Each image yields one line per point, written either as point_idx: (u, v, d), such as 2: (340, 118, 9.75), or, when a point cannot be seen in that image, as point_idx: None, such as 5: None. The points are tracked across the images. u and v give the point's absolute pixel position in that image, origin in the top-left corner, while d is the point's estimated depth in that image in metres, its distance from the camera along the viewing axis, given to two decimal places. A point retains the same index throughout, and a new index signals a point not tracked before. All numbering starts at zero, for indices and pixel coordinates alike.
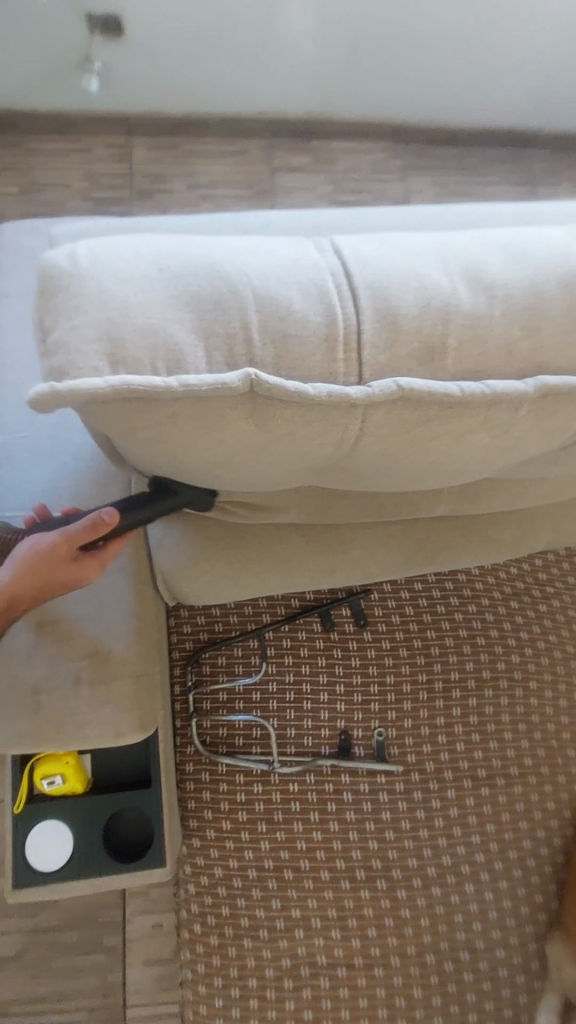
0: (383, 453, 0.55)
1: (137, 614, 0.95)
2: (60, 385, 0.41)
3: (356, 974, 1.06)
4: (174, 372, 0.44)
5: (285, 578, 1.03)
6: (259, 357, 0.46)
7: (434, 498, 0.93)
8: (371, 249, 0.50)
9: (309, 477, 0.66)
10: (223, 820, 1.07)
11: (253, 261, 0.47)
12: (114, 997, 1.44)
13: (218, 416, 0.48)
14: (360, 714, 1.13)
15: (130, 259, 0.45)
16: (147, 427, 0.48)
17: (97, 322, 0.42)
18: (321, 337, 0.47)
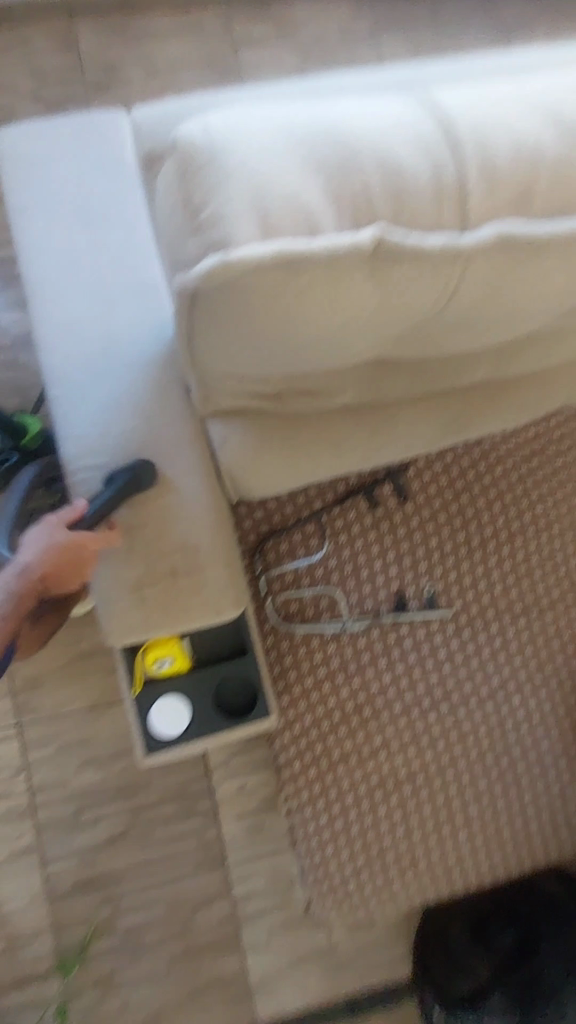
0: (463, 299, 0.74)
1: (214, 507, 1.03)
2: (235, 247, 0.63)
3: (431, 778, 1.27)
4: (317, 232, 0.64)
5: (341, 460, 1.12)
6: (382, 216, 0.67)
7: (467, 363, 1.06)
8: (397, 147, 0.69)
9: (393, 346, 0.81)
10: (305, 677, 1.23)
11: (374, 140, 0.68)
12: (215, 849, 1.73)
13: (344, 273, 0.65)
14: (411, 573, 1.28)
15: (282, 151, 0.66)
16: (286, 295, 0.65)
17: (256, 197, 0.63)
18: (429, 196, 0.68)
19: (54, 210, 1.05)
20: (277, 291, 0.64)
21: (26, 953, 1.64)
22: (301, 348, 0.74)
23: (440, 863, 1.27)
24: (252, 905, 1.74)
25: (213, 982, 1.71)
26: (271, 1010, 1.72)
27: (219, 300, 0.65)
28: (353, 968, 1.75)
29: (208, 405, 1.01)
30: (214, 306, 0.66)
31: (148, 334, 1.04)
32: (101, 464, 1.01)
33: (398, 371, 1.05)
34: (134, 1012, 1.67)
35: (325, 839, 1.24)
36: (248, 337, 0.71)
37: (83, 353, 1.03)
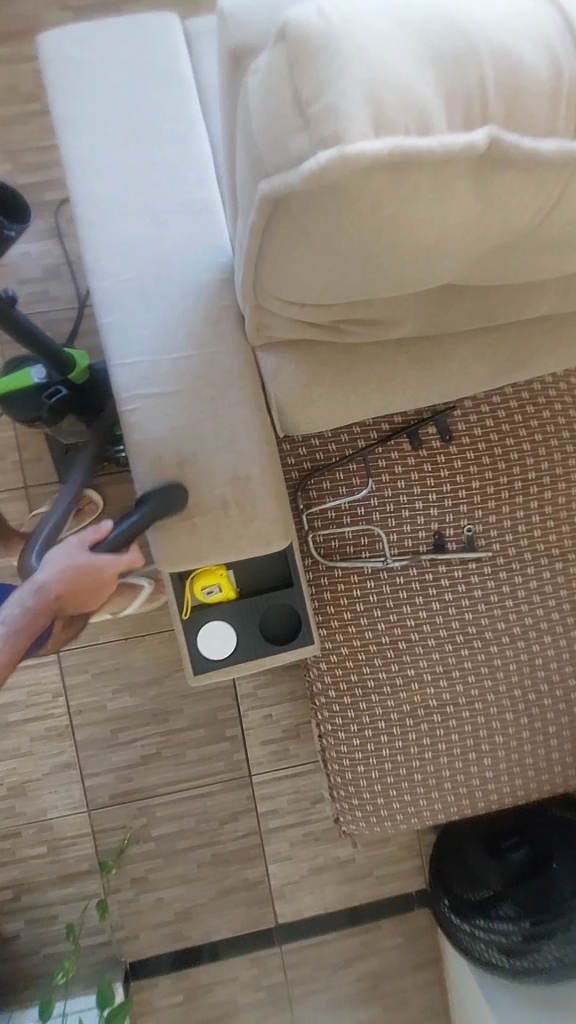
0: (553, 215, 0.71)
1: (265, 439, 1.03)
2: (347, 145, 0.57)
3: (461, 709, 1.32)
4: (429, 132, 0.59)
5: (393, 400, 1.10)
6: (493, 117, 0.61)
7: (537, 292, 1.00)
8: (517, 31, 0.62)
9: (470, 263, 0.80)
10: (344, 610, 1.27)
11: (487, 24, 0.61)
12: (241, 771, 1.85)
13: (448, 183, 0.62)
14: (451, 515, 1.29)
15: (390, 32, 0.59)
16: (382, 204, 0.63)
17: (369, 84, 0.57)
18: (542, 96, 0.62)
19: (104, 120, 0.99)
20: (374, 198, 0.62)
21: (68, 854, 1.78)
22: (380, 260, 0.72)
23: (463, 786, 1.35)
24: (275, 821, 1.87)
25: (238, 886, 1.86)
26: (291, 912, 1.88)
27: (312, 200, 0.62)
28: (367, 879, 1.90)
29: (261, 333, 0.99)
30: (303, 208, 0.64)
31: (200, 258, 1.00)
32: (153, 393, 1.00)
33: (460, 300, 0.97)
34: (166, 908, 1.83)
35: (356, 759, 1.31)
36: (330, 244, 0.69)
37: (131, 275, 0.99)
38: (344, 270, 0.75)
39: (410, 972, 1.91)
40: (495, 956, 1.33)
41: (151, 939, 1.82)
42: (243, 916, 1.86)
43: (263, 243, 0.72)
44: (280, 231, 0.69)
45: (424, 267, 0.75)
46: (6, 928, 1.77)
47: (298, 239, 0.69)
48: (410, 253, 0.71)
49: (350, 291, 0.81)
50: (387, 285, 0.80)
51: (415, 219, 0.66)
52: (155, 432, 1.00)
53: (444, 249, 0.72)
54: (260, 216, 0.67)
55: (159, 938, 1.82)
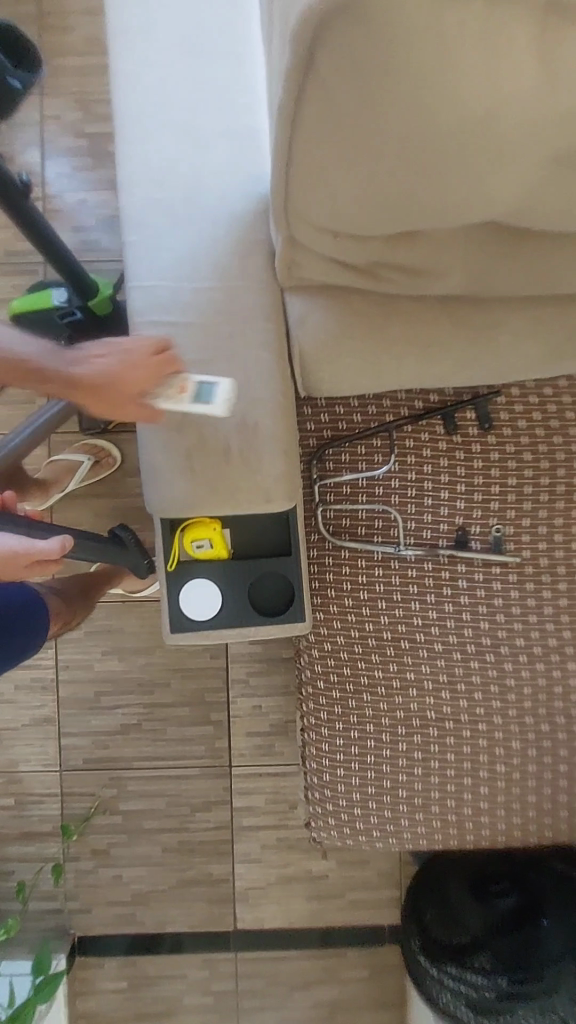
0: None
1: (281, 390, 0.95)
2: None
3: (461, 725, 1.19)
4: None
5: (428, 374, 1.00)
6: None
7: None
8: None
9: (520, 187, 0.71)
10: (345, 596, 1.17)
11: None
12: (222, 759, 1.75)
13: (500, 31, 0.56)
14: (479, 512, 1.17)
15: None
16: (420, 55, 0.58)
17: None
18: None
19: (158, 35, 0.94)
20: (412, 51, 0.58)
21: (34, 811, 1.74)
22: (422, 151, 0.66)
23: (452, 814, 1.20)
24: (249, 819, 1.76)
25: (201, 880, 1.76)
26: (251, 919, 1.76)
27: (344, 45, 0.59)
28: (337, 901, 1.76)
29: (292, 274, 0.91)
30: (329, 43, 0.59)
31: (237, 188, 0.94)
32: (168, 323, 0.94)
33: (515, 254, 0.84)
34: (124, 887, 1.75)
35: (337, 760, 1.20)
36: (366, 120, 0.64)
37: (164, 198, 0.93)
38: (382, 170, 0.68)
39: (370, 1011, 1.75)
40: (464, 1011, 1.22)
41: (103, 917, 1.74)
42: (201, 913, 1.76)
43: (296, 132, 0.68)
44: (314, 101, 0.64)
45: (472, 168, 0.68)
46: None
47: (330, 116, 0.65)
48: (455, 140, 0.65)
49: (388, 210, 0.74)
50: (429, 201, 0.72)
51: (459, 85, 0.60)
52: None
53: (494, 145, 0.65)
54: (294, 80, 0.63)
55: (112, 917, 1.75)
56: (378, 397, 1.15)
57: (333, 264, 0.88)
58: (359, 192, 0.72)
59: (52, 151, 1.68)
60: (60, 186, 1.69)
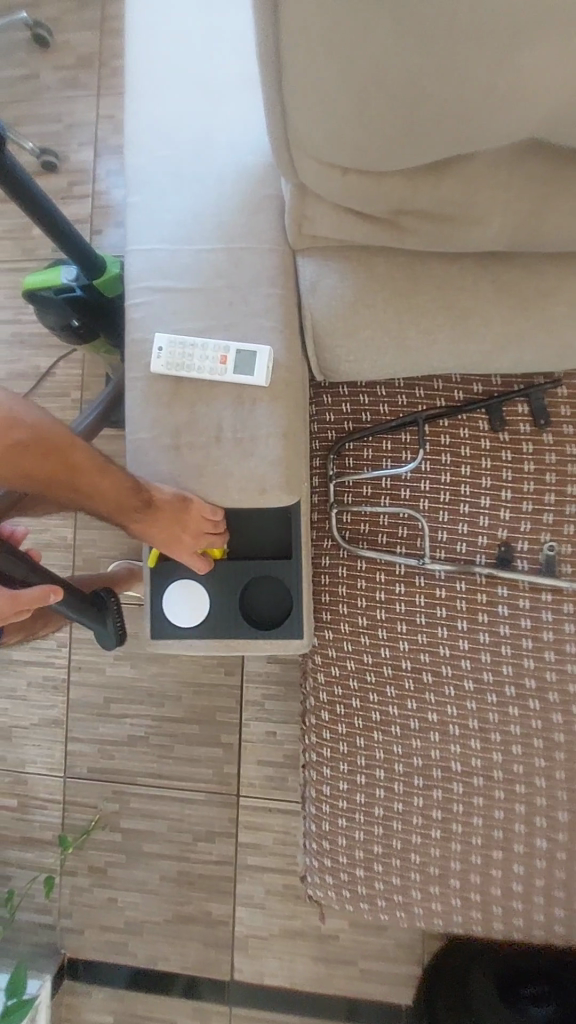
0: None
1: (285, 364, 0.81)
2: None
3: (492, 786, 0.97)
4: None
5: (466, 355, 0.84)
6: None
7: None
8: None
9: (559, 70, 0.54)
10: (358, 615, 1.00)
11: None
12: (230, 787, 1.60)
13: None
14: (528, 526, 0.97)
15: None
16: None
17: None
18: None
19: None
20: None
21: (35, 817, 1.66)
22: (433, 34, 0.51)
23: (477, 895, 0.98)
24: (255, 858, 1.59)
25: (199, 918, 1.60)
26: (250, 973, 1.57)
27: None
28: (349, 968, 1.54)
29: (304, 232, 0.78)
30: None
31: (249, 139, 0.83)
32: (163, 287, 0.83)
33: (573, 192, 0.67)
34: (118, 913, 1.63)
35: (339, 809, 1.02)
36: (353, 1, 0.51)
37: (169, 153, 0.84)
38: (382, 72, 0.55)
39: None
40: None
41: (95, 942, 1.63)
42: (196, 955, 1.59)
43: (277, 32, 0.55)
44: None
45: (499, 58, 0.53)
46: None
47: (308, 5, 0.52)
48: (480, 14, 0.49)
49: (400, 130, 0.60)
50: (450, 111, 0.57)
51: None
52: (155, 332, 0.82)
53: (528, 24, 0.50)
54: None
55: (104, 944, 1.62)
56: (409, 384, 0.99)
57: (348, 215, 0.74)
58: (361, 107, 0.58)
59: (104, 149, 1.65)
60: (109, 182, 1.65)
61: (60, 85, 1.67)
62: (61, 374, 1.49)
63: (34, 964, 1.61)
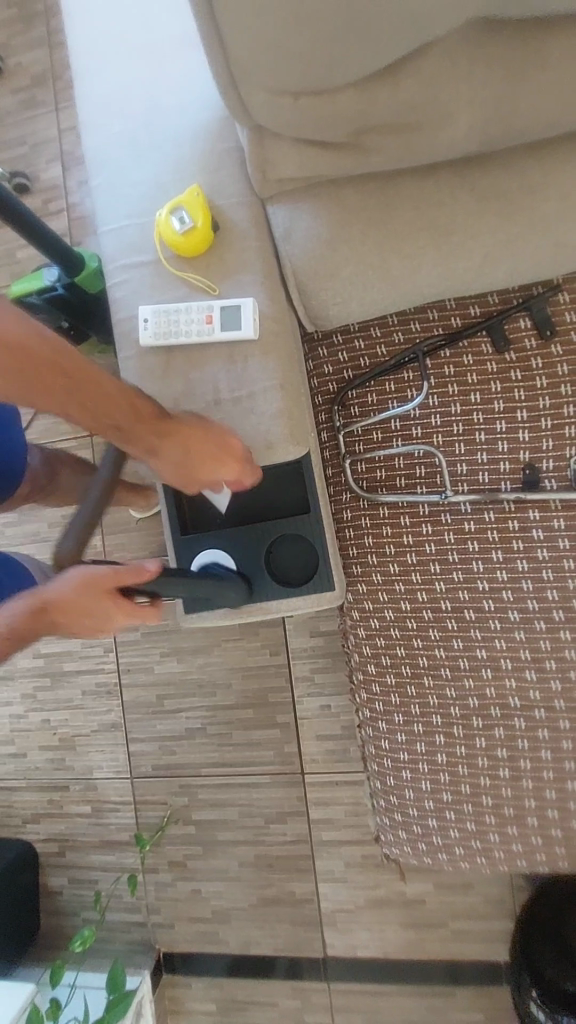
0: None
1: (272, 315, 0.80)
2: None
3: (556, 716, 0.94)
4: None
5: (455, 272, 0.81)
6: None
7: None
8: None
9: None
10: (390, 565, 0.98)
11: None
12: (293, 766, 1.60)
13: None
14: (550, 444, 0.93)
15: None
16: None
17: None
18: None
19: None
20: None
21: (110, 820, 1.69)
22: None
23: (558, 830, 0.94)
24: (330, 833, 1.58)
25: (283, 899, 1.61)
26: (342, 947, 1.57)
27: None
28: (441, 932, 1.51)
29: (268, 178, 0.77)
30: None
31: (200, 94, 0.80)
32: (140, 261, 0.83)
33: (541, 64, 0.63)
34: (204, 903, 1.64)
35: (401, 762, 1.00)
36: None
37: (124, 127, 0.83)
38: None
39: None
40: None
41: (187, 935, 1.65)
42: (286, 937, 1.60)
43: None
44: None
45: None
46: (50, 882, 1.73)
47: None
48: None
49: (342, 36, 0.58)
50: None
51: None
52: (139, 308, 0.82)
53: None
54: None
55: (195, 935, 1.64)
56: (403, 320, 0.96)
57: (309, 148, 0.73)
58: (298, 13, 0.57)
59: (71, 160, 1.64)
60: (81, 191, 1.64)
61: (19, 105, 1.67)
62: None
63: (131, 962, 1.64)
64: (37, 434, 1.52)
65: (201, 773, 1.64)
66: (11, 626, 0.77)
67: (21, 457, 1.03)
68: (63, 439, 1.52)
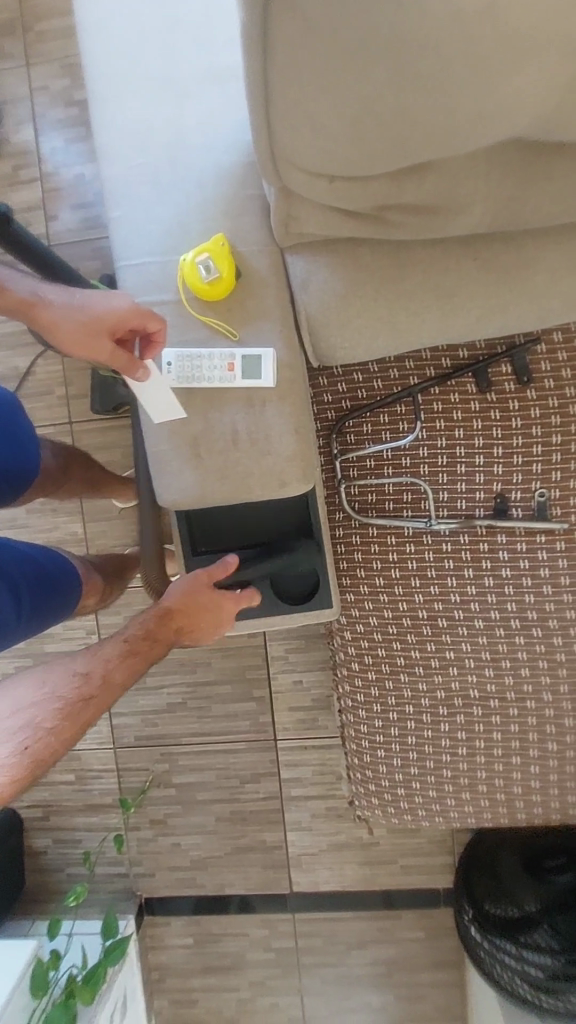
0: None
1: (289, 361, 0.86)
2: None
3: (507, 704, 1.12)
4: None
5: (456, 329, 0.89)
6: None
7: None
8: None
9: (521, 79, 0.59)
10: (376, 577, 1.11)
11: None
12: (266, 734, 1.76)
13: None
14: (519, 477, 1.06)
15: None
16: None
17: None
18: None
19: None
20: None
21: (94, 786, 1.81)
22: (408, 59, 0.57)
23: (502, 794, 1.15)
24: (298, 790, 1.77)
25: (255, 846, 1.81)
26: (306, 883, 1.80)
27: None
28: (391, 866, 1.77)
29: (291, 233, 0.81)
30: None
31: (223, 138, 0.83)
32: (161, 300, 0.85)
33: (547, 176, 0.74)
34: (183, 854, 1.82)
35: (377, 742, 1.17)
36: (334, 33, 0.56)
37: (144, 161, 0.84)
38: (362, 96, 0.60)
39: (430, 969, 1.78)
40: (536, 995, 1.14)
41: (167, 881, 1.83)
42: (257, 877, 1.82)
43: (268, 55, 0.59)
44: (279, 18, 0.56)
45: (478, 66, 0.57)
46: (35, 843, 1.85)
47: (303, 37, 0.57)
48: (468, 44, 0.55)
49: (383, 135, 0.64)
50: (439, 123, 0.62)
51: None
52: (161, 347, 0.86)
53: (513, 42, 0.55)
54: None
55: (174, 881, 1.83)
56: (399, 359, 1.06)
57: (334, 212, 0.78)
58: (353, 126, 0.63)
59: (44, 124, 1.52)
60: (56, 161, 1.52)
61: None
62: (42, 372, 1.49)
63: (115, 907, 1.81)
64: None
65: (182, 742, 1.78)
66: (127, 644, 0.89)
67: (34, 455, 1.03)
68: (43, 430, 1.50)
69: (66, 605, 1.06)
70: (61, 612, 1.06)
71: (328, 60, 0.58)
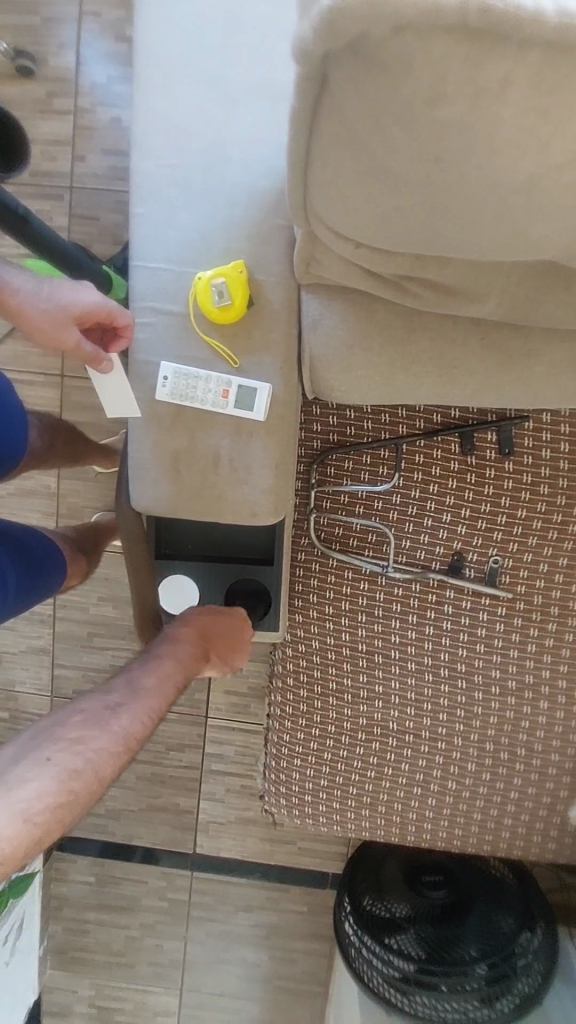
0: None
1: (283, 397, 0.86)
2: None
3: (419, 741, 1.20)
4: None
5: (449, 399, 0.90)
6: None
7: None
8: None
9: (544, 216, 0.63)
10: (325, 605, 1.16)
11: None
12: (199, 710, 1.85)
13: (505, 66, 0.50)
14: (479, 539, 1.11)
15: None
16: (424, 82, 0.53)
17: None
18: None
19: None
20: (443, 72, 0.52)
21: None
22: (438, 179, 0.61)
23: (397, 817, 1.25)
24: (218, 765, 1.87)
25: (169, 808, 1.92)
26: (209, 847, 1.93)
27: (365, 76, 0.54)
28: (289, 846, 1.91)
29: (310, 275, 0.81)
30: (335, 62, 0.55)
31: (262, 160, 0.82)
32: (168, 310, 0.85)
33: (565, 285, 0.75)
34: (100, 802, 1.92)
35: (295, 752, 1.24)
36: (371, 144, 0.60)
37: (177, 163, 0.82)
38: (392, 195, 0.64)
39: (305, 941, 1.95)
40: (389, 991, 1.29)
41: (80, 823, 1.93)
42: (165, 834, 1.93)
43: (313, 141, 0.63)
44: (327, 119, 0.61)
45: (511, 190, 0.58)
46: None
47: (346, 139, 0.61)
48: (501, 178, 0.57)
49: (409, 226, 0.68)
50: (465, 226, 0.66)
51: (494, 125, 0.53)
52: (160, 358, 0.86)
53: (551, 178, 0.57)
54: (310, 88, 0.58)
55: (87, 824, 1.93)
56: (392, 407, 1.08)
57: (355, 269, 0.79)
58: (384, 216, 0.68)
59: (89, 55, 1.42)
60: (95, 98, 1.44)
61: None
62: None
63: None
64: (5, 368, 1.47)
65: None
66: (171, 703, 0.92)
67: (21, 430, 1.03)
68: (31, 381, 1.47)
69: (49, 585, 1.08)
70: (45, 592, 1.07)
71: (364, 164, 0.62)
